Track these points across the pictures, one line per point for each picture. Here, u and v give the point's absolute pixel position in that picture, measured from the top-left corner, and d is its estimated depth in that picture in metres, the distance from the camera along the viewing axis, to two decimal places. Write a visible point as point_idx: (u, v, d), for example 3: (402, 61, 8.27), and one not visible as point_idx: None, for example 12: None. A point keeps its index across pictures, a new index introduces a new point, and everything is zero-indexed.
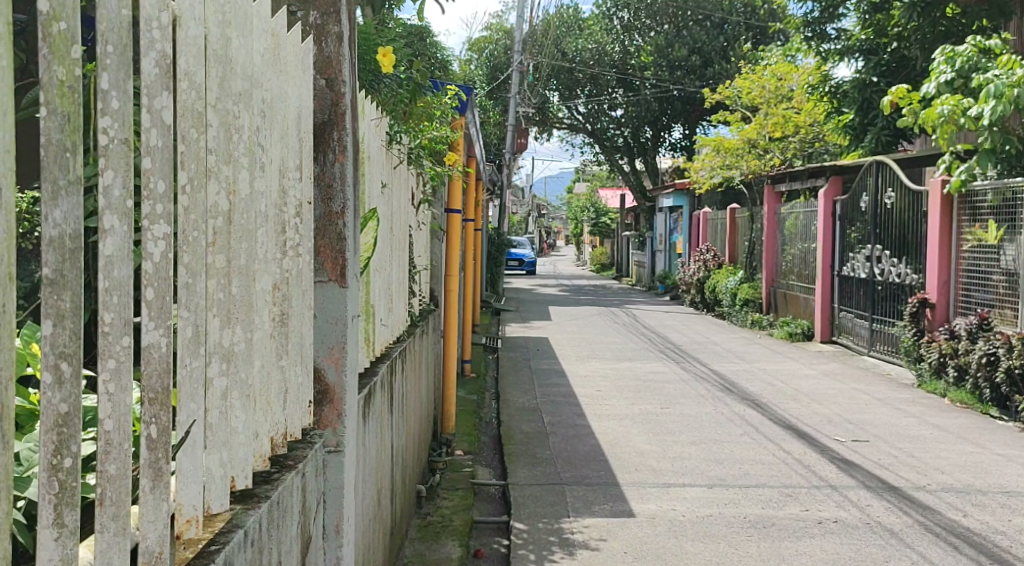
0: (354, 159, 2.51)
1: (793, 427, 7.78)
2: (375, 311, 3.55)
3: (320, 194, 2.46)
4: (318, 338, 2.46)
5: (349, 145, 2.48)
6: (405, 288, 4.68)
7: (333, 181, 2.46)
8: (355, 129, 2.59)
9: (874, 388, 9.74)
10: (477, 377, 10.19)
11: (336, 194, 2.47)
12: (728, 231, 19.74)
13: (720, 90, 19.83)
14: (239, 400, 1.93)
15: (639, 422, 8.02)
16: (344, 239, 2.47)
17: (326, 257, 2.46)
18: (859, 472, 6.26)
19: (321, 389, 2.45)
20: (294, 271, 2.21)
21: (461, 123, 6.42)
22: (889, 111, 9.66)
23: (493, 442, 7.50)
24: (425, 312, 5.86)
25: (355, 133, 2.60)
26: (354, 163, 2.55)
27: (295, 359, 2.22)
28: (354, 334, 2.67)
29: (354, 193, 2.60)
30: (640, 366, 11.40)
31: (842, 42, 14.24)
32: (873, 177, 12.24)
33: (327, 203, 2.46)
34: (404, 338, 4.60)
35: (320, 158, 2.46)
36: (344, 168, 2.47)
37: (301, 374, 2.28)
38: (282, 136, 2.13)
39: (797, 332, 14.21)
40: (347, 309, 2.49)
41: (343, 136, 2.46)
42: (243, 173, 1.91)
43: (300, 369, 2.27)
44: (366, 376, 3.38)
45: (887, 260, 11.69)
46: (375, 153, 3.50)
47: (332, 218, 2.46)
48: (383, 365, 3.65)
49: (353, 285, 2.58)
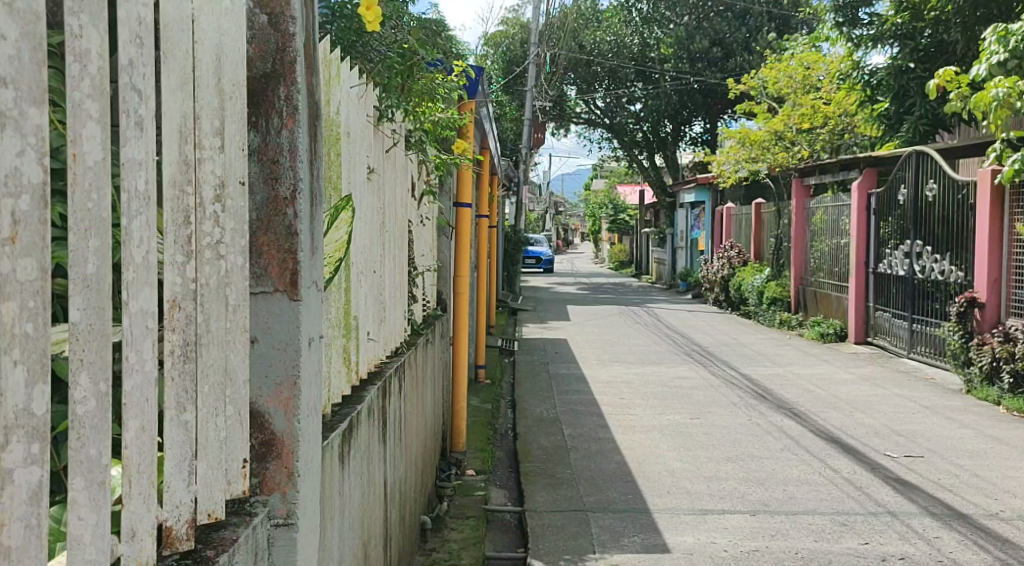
0: (311, 124, 1.93)
1: (837, 441, 7.09)
2: (358, 322, 2.90)
3: (263, 173, 1.88)
4: (255, 364, 1.87)
5: (302, 105, 1.89)
6: (404, 295, 4.04)
7: (278, 156, 1.88)
8: (314, 89, 1.99)
9: (920, 395, 9.00)
10: (492, 383, 9.53)
11: (284, 173, 1.88)
12: (753, 227, 18.97)
13: (745, 80, 19.05)
14: (83, 492, 1.48)
15: (668, 435, 7.34)
16: (300, 226, 1.89)
17: (271, 258, 1.87)
18: (919, 495, 5.56)
19: (267, 436, 1.87)
20: (209, 279, 1.71)
21: (469, 107, 5.70)
22: (934, 95, 8.86)
23: (508, 459, 6.83)
24: (431, 318, 5.21)
25: (314, 95, 1.99)
26: (313, 130, 1.96)
27: (213, 405, 1.72)
28: (319, 363, 2.05)
29: (318, 174, 2.00)
30: (665, 371, 10.71)
31: (876, 27, 13.37)
32: (913, 168, 11.48)
33: (271, 177, 1.88)
34: (403, 352, 3.95)
35: (259, 124, 1.88)
36: (297, 133, 1.88)
37: (222, 425, 1.75)
38: (173, 84, 1.63)
39: (829, 332, 13.46)
40: (301, 330, 1.88)
41: (292, 91, 1.88)
42: (90, 129, 1.47)
43: (221, 418, 1.75)
44: (348, 405, 2.72)
45: (929, 256, 10.94)
46: (356, 126, 2.84)
47: (278, 205, 1.88)
48: (372, 388, 3.00)
49: (315, 297, 1.99)
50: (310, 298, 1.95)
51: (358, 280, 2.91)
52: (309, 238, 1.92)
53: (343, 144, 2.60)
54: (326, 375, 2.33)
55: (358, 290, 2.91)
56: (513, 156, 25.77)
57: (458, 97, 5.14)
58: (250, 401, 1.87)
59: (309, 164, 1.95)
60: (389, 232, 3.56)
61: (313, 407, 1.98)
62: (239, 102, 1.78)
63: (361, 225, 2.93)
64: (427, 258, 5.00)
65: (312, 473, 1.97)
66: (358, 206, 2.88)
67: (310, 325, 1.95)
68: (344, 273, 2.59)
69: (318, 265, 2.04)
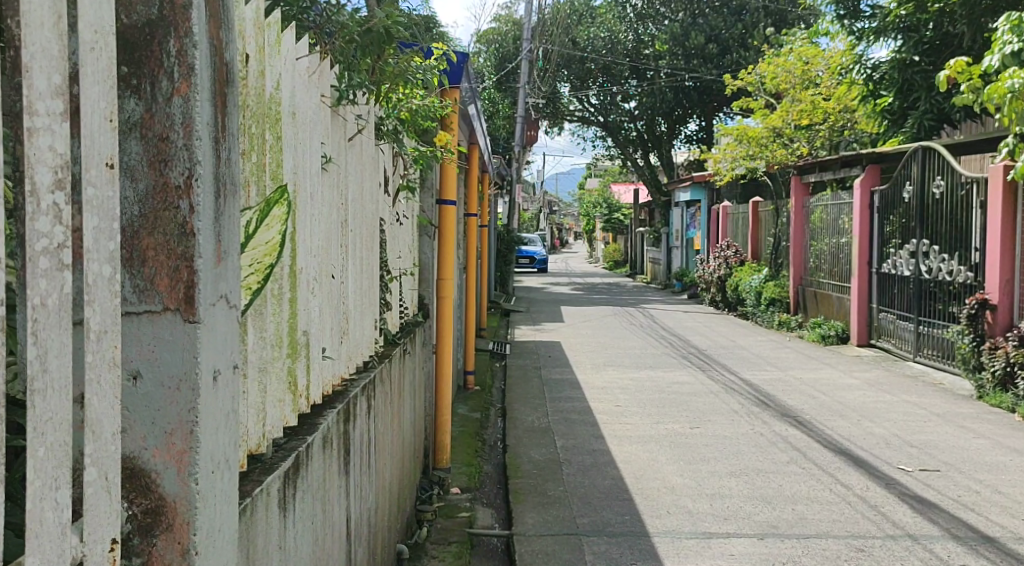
0: (214, 91, 1.55)
1: (847, 452, 6.68)
2: (310, 338, 2.46)
3: (148, 155, 1.52)
4: (131, 401, 1.52)
5: (199, 62, 1.52)
6: (375, 301, 3.62)
7: (167, 131, 1.51)
8: (225, 40, 1.61)
9: (930, 401, 8.59)
10: (482, 391, 9.09)
11: (174, 153, 1.52)
12: (750, 226, 18.54)
13: (743, 76, 18.60)
14: None
15: (667, 447, 6.91)
16: (199, 227, 1.53)
17: (159, 266, 1.52)
18: (940, 516, 5.17)
19: (154, 502, 1.52)
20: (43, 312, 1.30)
21: (454, 94, 5.25)
22: (944, 88, 8.47)
23: (497, 474, 6.41)
24: (409, 326, 4.78)
25: (228, 52, 1.62)
26: (220, 101, 1.58)
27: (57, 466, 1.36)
28: (235, 393, 1.68)
29: (231, 158, 1.63)
30: (663, 376, 10.29)
31: (878, 19, 12.93)
32: (919, 163, 11.08)
33: (158, 159, 1.52)
34: (373, 365, 3.52)
35: (142, 89, 1.51)
36: (194, 101, 1.51)
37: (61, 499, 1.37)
38: None
39: (830, 335, 13.07)
40: (197, 358, 1.53)
41: (185, 46, 1.51)
42: None
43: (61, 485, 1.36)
44: (298, 434, 2.30)
45: (936, 256, 10.53)
46: (308, 108, 2.42)
47: (167, 195, 1.52)
48: (331, 414, 2.56)
49: (225, 315, 1.62)
50: (216, 316, 1.58)
51: (311, 291, 2.49)
52: (212, 240, 1.56)
53: (287, 128, 2.20)
54: (246, 410, 1.92)
55: (312, 302, 2.49)
56: (506, 154, 25.31)
57: (439, 83, 4.70)
58: (131, 457, 1.52)
59: (214, 142, 1.56)
60: (354, 230, 3.14)
61: (222, 456, 1.62)
62: (105, 55, 1.43)
63: (315, 223, 2.51)
64: (404, 260, 4.58)
65: (220, 539, 1.61)
66: (310, 202, 2.46)
67: (216, 353, 1.59)
68: (289, 281, 2.22)
69: (235, 273, 1.68)
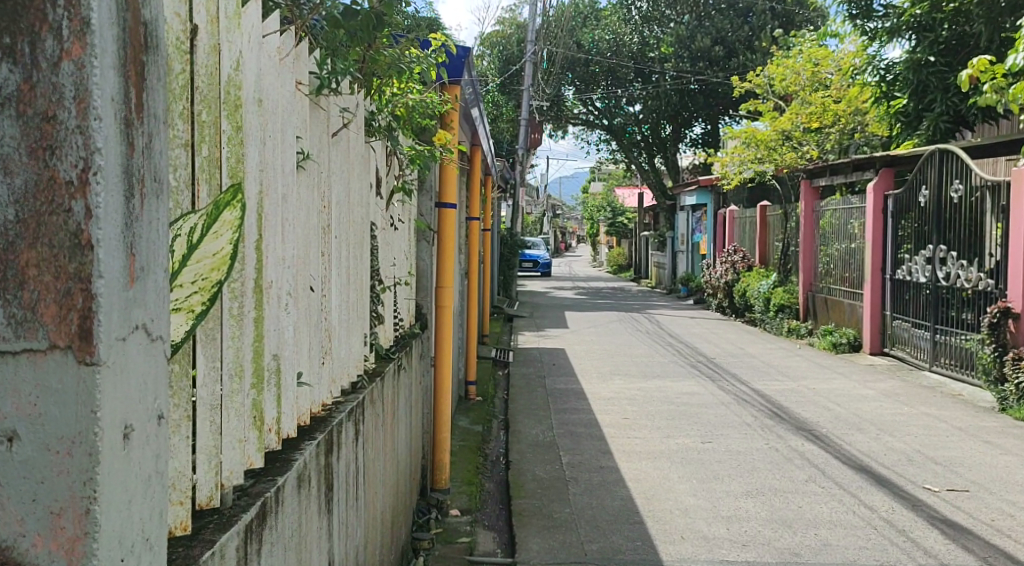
0: (120, 62, 1.28)
1: (868, 470, 6.34)
2: (282, 358, 2.13)
3: (31, 142, 1.26)
4: (11, 463, 1.26)
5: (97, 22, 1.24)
6: (363, 315, 3.29)
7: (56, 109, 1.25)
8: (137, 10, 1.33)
9: (950, 414, 8.24)
10: (484, 402, 8.75)
11: (64, 138, 1.25)
12: (758, 231, 18.19)
13: (751, 78, 18.25)
14: None
15: (678, 463, 6.57)
16: (99, 237, 1.26)
17: (48, 288, 1.25)
18: (974, 542, 4.82)
19: None
20: None
21: (454, 91, 4.88)
22: (966, 87, 8.15)
23: (500, 494, 6.06)
24: (405, 338, 4.46)
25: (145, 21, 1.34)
26: (135, 75, 1.32)
27: None
28: (154, 442, 1.40)
29: (153, 148, 1.37)
30: (670, 386, 9.94)
31: (892, 19, 12.54)
32: (935, 166, 10.72)
33: (42, 147, 1.25)
34: (363, 386, 3.20)
35: (27, 54, 1.25)
36: (90, 70, 1.24)
37: None
38: None
39: (841, 342, 12.71)
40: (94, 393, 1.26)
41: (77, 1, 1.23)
42: None
43: None
44: (269, 474, 1.98)
45: (953, 261, 10.18)
46: (280, 94, 2.12)
47: (55, 192, 1.25)
48: (310, 447, 2.24)
49: (143, 347, 1.36)
50: (129, 349, 1.32)
51: (285, 308, 2.17)
52: (122, 254, 1.30)
53: (248, 116, 1.90)
54: (183, 454, 1.61)
55: (285, 319, 2.17)
56: (509, 157, 24.95)
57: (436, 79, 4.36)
58: (14, 532, 1.26)
59: (124, 127, 1.30)
60: (338, 236, 2.82)
61: (137, 533, 1.35)
62: None
63: (290, 230, 2.20)
64: (400, 268, 4.25)
65: None
66: (282, 206, 2.14)
67: (127, 400, 1.32)
68: (253, 294, 1.91)
69: (161, 293, 1.41)
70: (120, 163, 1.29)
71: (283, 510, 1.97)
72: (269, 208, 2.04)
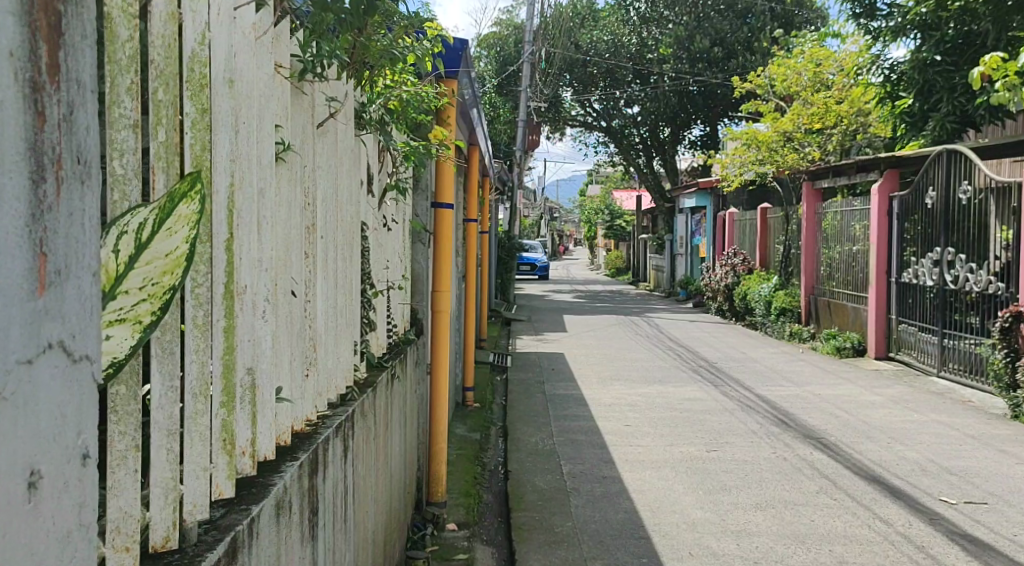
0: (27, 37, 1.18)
1: (880, 480, 6.11)
2: (259, 370, 1.91)
3: None
4: None
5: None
6: (352, 324, 3.05)
7: None
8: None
9: (961, 421, 8.01)
10: (482, 408, 8.53)
11: None
12: (758, 233, 17.96)
13: (752, 78, 18.01)
14: None
15: (683, 473, 6.34)
16: None
17: None
18: (997, 560, 4.60)
19: None
20: None
21: (450, 88, 4.65)
22: (978, 85, 7.91)
23: (499, 507, 5.82)
24: (399, 344, 4.23)
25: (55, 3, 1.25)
26: (45, 42, 1.21)
27: None
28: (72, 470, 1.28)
29: (72, 134, 1.28)
30: (672, 392, 9.71)
31: (896, 18, 12.32)
32: (943, 167, 10.49)
33: None
34: (352, 400, 2.97)
35: None
36: None
37: None
38: None
39: (845, 346, 12.49)
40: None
41: None
42: None
43: None
44: (246, 502, 1.76)
45: (962, 264, 9.96)
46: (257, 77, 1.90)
47: None
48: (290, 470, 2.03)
49: (60, 363, 1.26)
50: (40, 368, 1.22)
51: (264, 315, 1.96)
52: (28, 252, 1.19)
53: (218, 97, 1.69)
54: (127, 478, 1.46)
55: (263, 327, 1.95)
56: (507, 159, 24.72)
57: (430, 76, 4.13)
58: None
59: (30, 100, 1.19)
60: (324, 236, 2.60)
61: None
62: None
63: (268, 227, 1.97)
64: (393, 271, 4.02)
65: None
66: (258, 200, 1.92)
67: (37, 420, 1.21)
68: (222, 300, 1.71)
69: (86, 304, 1.32)
70: (26, 144, 1.18)
71: (260, 544, 1.75)
72: (243, 201, 1.82)
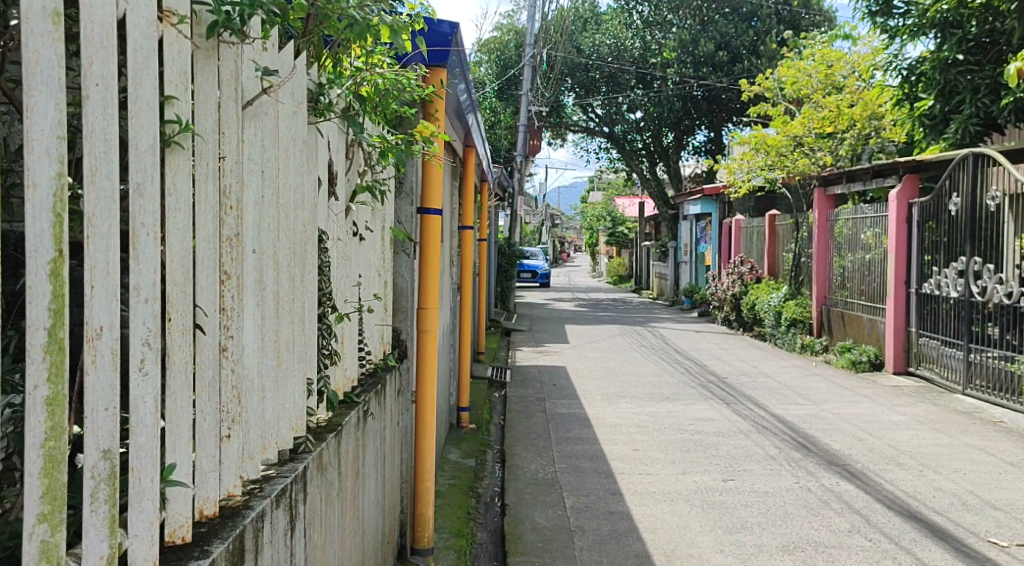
0: None
1: (917, 516, 5.50)
2: (97, 431, 1.66)
3: None
4: None
5: None
6: (304, 360, 2.45)
7: None
8: None
9: (997, 445, 7.39)
10: (478, 430, 7.91)
11: None
12: (766, 240, 17.32)
13: (760, 81, 17.39)
14: None
15: (698, 508, 5.72)
16: None
17: None
18: None
19: None
20: None
21: (438, 79, 4.02)
22: (1013, 83, 7.25)
23: (495, 548, 5.19)
24: (375, 373, 3.62)
25: None
26: None
27: None
28: None
29: None
30: (681, 411, 9.09)
31: (912, 16, 11.76)
32: (968, 171, 9.86)
33: None
34: (306, 453, 2.37)
35: None
36: None
37: None
38: None
39: (861, 360, 11.87)
40: None
41: None
42: None
43: None
44: None
45: (988, 274, 9.34)
46: (131, 44, 1.69)
47: None
48: None
49: None
50: None
51: (144, 370, 1.74)
52: None
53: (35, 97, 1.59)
54: None
55: (142, 384, 1.74)
56: (507, 165, 24.10)
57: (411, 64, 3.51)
58: None
59: None
60: (259, 247, 2.15)
61: None
62: None
63: (152, 243, 1.74)
64: (364, 289, 3.42)
65: None
66: (138, 203, 1.71)
67: None
68: (40, 347, 1.61)
69: None
70: None
71: None
72: (95, 204, 1.65)
